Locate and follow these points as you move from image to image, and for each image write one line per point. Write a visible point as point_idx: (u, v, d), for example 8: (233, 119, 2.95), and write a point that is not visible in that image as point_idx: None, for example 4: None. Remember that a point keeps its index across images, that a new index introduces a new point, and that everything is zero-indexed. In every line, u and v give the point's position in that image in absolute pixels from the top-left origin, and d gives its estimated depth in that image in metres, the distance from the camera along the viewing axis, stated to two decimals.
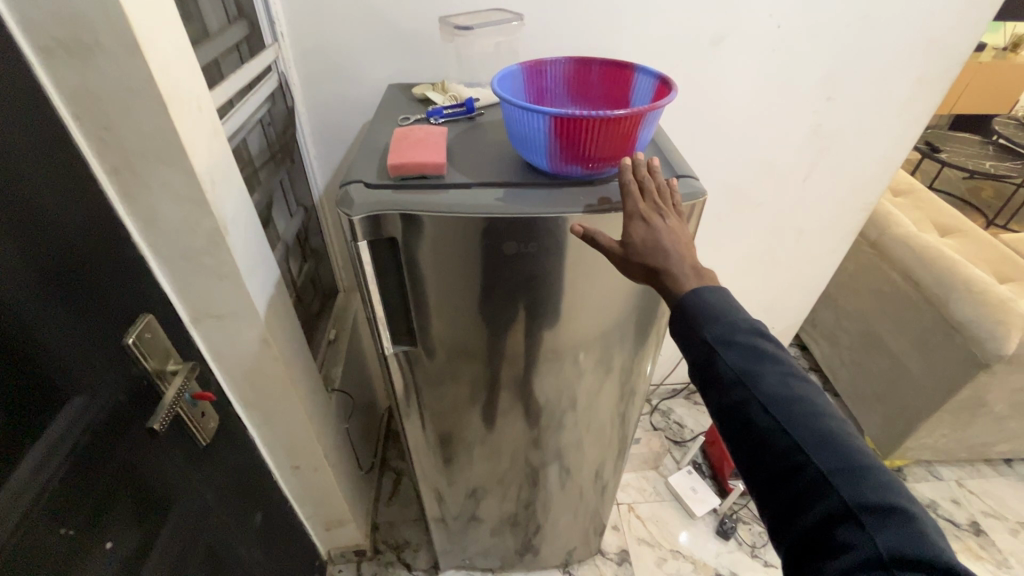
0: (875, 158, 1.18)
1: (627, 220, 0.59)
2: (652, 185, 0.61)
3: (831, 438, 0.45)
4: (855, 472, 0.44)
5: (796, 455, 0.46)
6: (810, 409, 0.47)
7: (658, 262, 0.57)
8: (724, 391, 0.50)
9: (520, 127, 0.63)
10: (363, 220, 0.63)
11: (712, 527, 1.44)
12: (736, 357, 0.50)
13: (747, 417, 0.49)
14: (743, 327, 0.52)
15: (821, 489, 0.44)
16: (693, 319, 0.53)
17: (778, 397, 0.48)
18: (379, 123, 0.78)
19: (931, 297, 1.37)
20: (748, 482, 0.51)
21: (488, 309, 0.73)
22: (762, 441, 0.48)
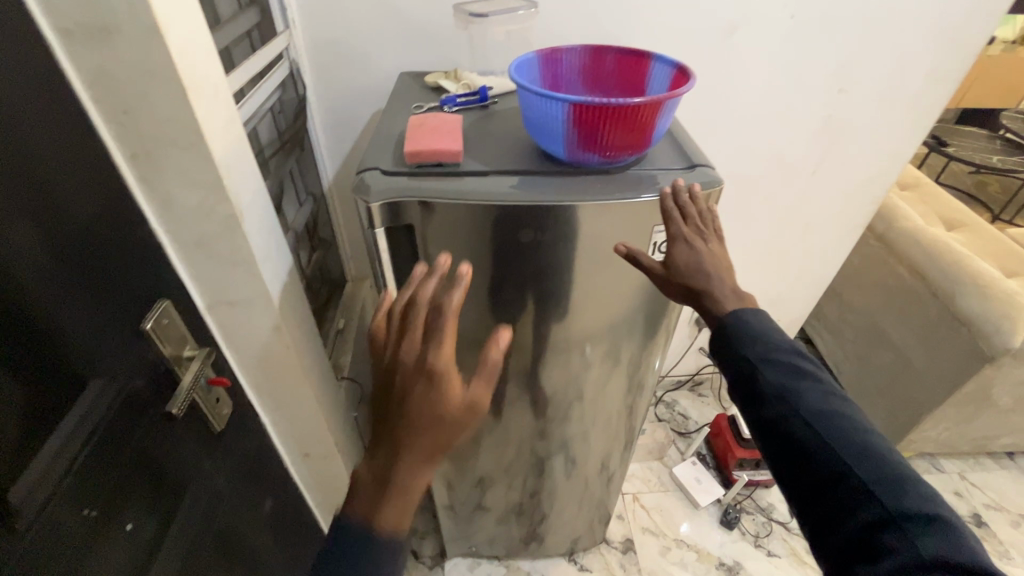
0: (887, 150, 1.18)
1: (672, 243, 0.63)
2: (695, 210, 0.63)
3: (871, 451, 0.47)
4: (898, 484, 0.44)
5: (837, 465, 0.47)
6: (848, 422, 0.49)
7: (700, 284, 0.60)
8: (765, 406, 0.52)
9: (538, 115, 0.62)
10: (380, 206, 0.63)
11: (715, 517, 1.45)
12: (776, 373, 0.53)
13: (786, 429, 0.50)
14: (781, 346, 0.55)
15: (863, 499, 0.45)
16: (734, 338, 0.56)
17: (818, 411, 0.50)
18: (392, 111, 0.77)
19: (938, 290, 1.37)
20: (786, 498, 0.52)
21: (500, 298, 0.73)
22: (801, 453, 0.49)
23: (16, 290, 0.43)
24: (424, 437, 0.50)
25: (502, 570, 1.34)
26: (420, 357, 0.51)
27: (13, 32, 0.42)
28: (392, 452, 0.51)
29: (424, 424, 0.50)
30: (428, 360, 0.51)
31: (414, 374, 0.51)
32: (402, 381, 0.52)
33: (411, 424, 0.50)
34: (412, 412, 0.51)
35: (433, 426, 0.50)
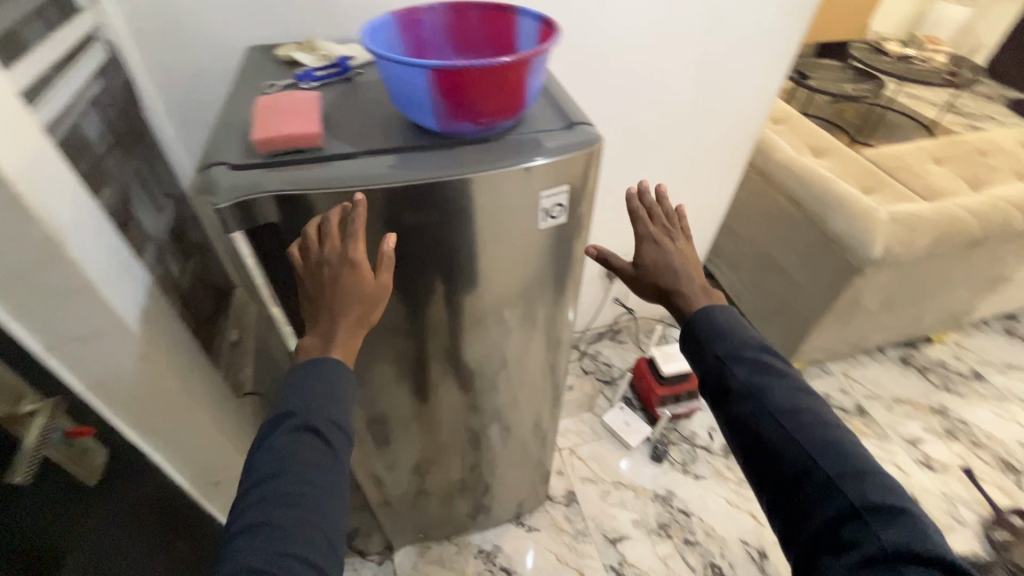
0: (756, 87, 1.24)
1: (641, 242, 0.73)
2: (660, 212, 0.74)
3: (833, 444, 0.56)
4: (858, 475, 0.54)
5: (805, 461, 0.56)
6: (813, 419, 0.58)
7: (667, 284, 0.71)
8: (738, 403, 0.62)
9: (400, 85, 0.57)
10: (232, 207, 0.55)
11: (646, 454, 1.54)
12: (748, 373, 0.63)
13: (758, 427, 0.60)
14: (751, 346, 0.64)
15: (827, 491, 0.54)
16: (704, 338, 0.67)
17: (786, 408, 0.59)
18: (238, 93, 0.68)
19: (811, 214, 1.51)
20: (761, 491, 0.62)
21: (397, 286, 0.68)
22: (772, 448, 0.59)
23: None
24: (351, 310, 0.56)
25: (453, 548, 1.34)
26: (340, 253, 0.56)
27: None
28: (327, 327, 0.57)
29: (349, 299, 0.56)
30: (347, 251, 0.56)
31: (333, 265, 0.56)
32: (324, 275, 0.56)
33: (337, 305, 0.56)
34: (339, 293, 0.56)
35: (356, 301, 0.56)
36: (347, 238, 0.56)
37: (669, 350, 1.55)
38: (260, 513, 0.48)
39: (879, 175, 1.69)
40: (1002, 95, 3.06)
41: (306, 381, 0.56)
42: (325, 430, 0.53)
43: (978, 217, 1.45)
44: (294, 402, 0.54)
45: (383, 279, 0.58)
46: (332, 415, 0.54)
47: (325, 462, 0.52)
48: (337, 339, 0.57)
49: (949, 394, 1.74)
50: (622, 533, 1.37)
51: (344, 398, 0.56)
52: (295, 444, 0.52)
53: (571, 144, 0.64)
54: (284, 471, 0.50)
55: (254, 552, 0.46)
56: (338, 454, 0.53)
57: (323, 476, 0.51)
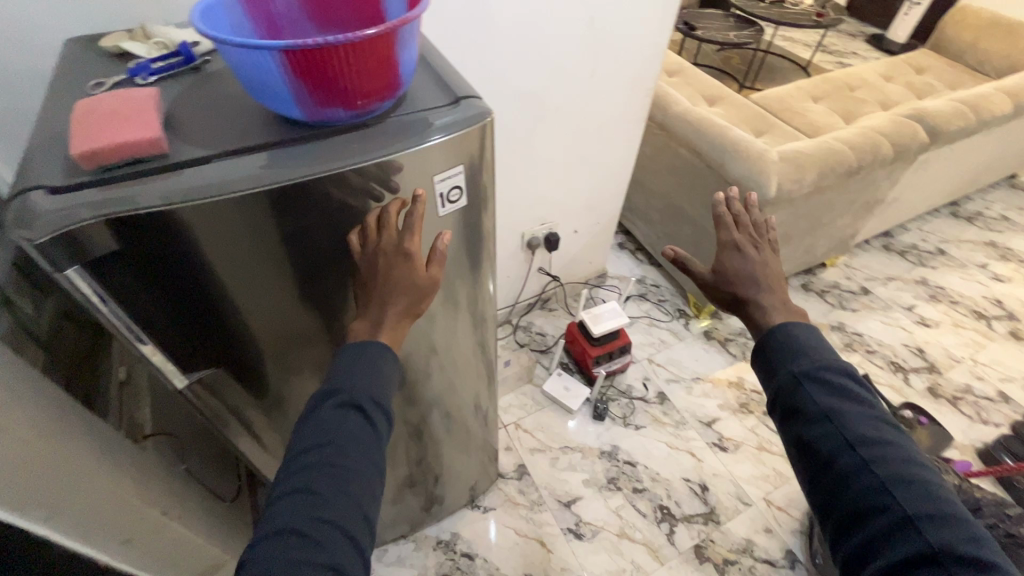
0: (646, 40, 1.24)
1: (724, 248, 0.77)
2: (748, 220, 0.79)
3: (916, 483, 0.55)
4: (943, 517, 0.53)
5: (881, 495, 0.55)
6: (897, 457, 0.57)
7: (744, 291, 0.74)
8: (812, 424, 0.62)
9: (251, 72, 0.49)
10: (61, 238, 0.46)
11: (589, 415, 1.58)
12: (827, 398, 0.62)
13: (832, 452, 0.59)
14: (836, 373, 0.64)
15: (903, 526, 0.53)
16: (780, 355, 0.67)
17: (867, 438, 0.59)
18: (55, 98, 0.57)
19: (711, 161, 1.57)
20: (824, 522, 0.60)
21: (290, 298, 0.62)
22: (845, 476, 0.58)
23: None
24: (401, 300, 0.58)
25: (411, 545, 1.31)
26: (396, 245, 0.58)
27: None
28: (377, 312, 0.58)
29: (403, 289, 0.58)
30: (405, 241, 0.58)
31: (392, 254, 0.58)
32: (379, 263, 0.57)
33: (389, 292, 0.57)
34: (392, 282, 0.57)
35: (410, 290, 0.58)
36: (404, 229, 0.58)
37: (596, 311, 1.55)
38: (303, 479, 0.49)
39: (766, 117, 1.79)
40: (863, 32, 3.33)
41: (358, 358, 0.56)
42: (368, 409, 0.54)
43: (854, 147, 1.58)
44: (340, 379, 0.55)
45: (433, 273, 0.61)
46: (374, 394, 0.55)
47: (364, 440, 0.52)
48: (388, 326, 0.58)
49: (845, 311, 1.92)
50: (575, 495, 1.41)
51: (388, 380, 0.57)
52: (341, 418, 0.52)
53: (459, 120, 0.59)
54: (324, 444, 0.51)
55: (292, 517, 0.47)
56: (376, 433, 0.54)
57: (360, 452, 0.51)
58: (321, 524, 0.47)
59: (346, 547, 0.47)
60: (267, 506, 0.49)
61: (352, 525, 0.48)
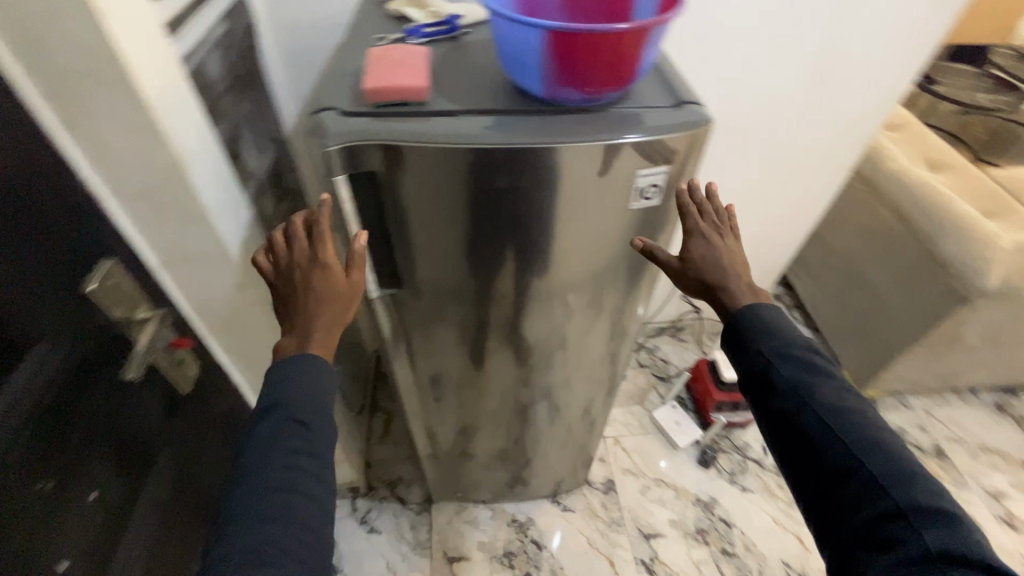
0: (882, 83, 1.13)
1: (688, 237, 0.69)
2: (712, 208, 0.69)
3: (877, 442, 0.55)
4: (902, 474, 0.52)
5: (849, 460, 0.54)
6: (859, 419, 0.56)
7: (711, 280, 0.68)
8: (780, 398, 0.60)
9: (512, 44, 0.56)
10: (340, 150, 0.57)
11: (693, 457, 1.50)
12: (793, 370, 0.60)
13: (800, 421, 0.58)
14: (798, 345, 0.62)
15: (870, 489, 0.53)
16: (746, 335, 0.64)
17: (830, 406, 0.57)
18: (350, 44, 0.70)
19: (918, 232, 1.37)
20: (796, 486, 0.60)
21: (473, 252, 0.69)
22: (813, 443, 0.57)
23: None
24: (326, 309, 0.58)
25: (488, 513, 1.37)
26: (310, 255, 0.60)
27: None
28: (305, 326, 0.58)
29: (323, 297, 0.58)
30: (318, 252, 0.59)
31: (305, 268, 0.59)
32: (296, 277, 0.59)
33: (310, 305, 0.58)
34: (310, 291, 0.58)
35: (328, 300, 0.58)
36: (315, 242, 0.60)
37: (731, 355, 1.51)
38: (249, 503, 0.49)
39: (1006, 198, 1.51)
40: None
41: (291, 375, 0.56)
42: (304, 417, 0.54)
43: None
44: (272, 396, 0.55)
45: (355, 278, 0.61)
46: (310, 404, 0.55)
47: (306, 452, 0.53)
48: (314, 335, 0.58)
49: None
50: (656, 531, 1.35)
51: (328, 387, 0.57)
52: (278, 435, 0.52)
53: (675, 123, 0.61)
54: (266, 465, 0.51)
55: (239, 538, 0.48)
56: (322, 440, 0.54)
57: (304, 464, 0.52)
58: (268, 543, 0.48)
59: (303, 558, 0.49)
60: (215, 536, 0.50)
61: (310, 530, 0.50)
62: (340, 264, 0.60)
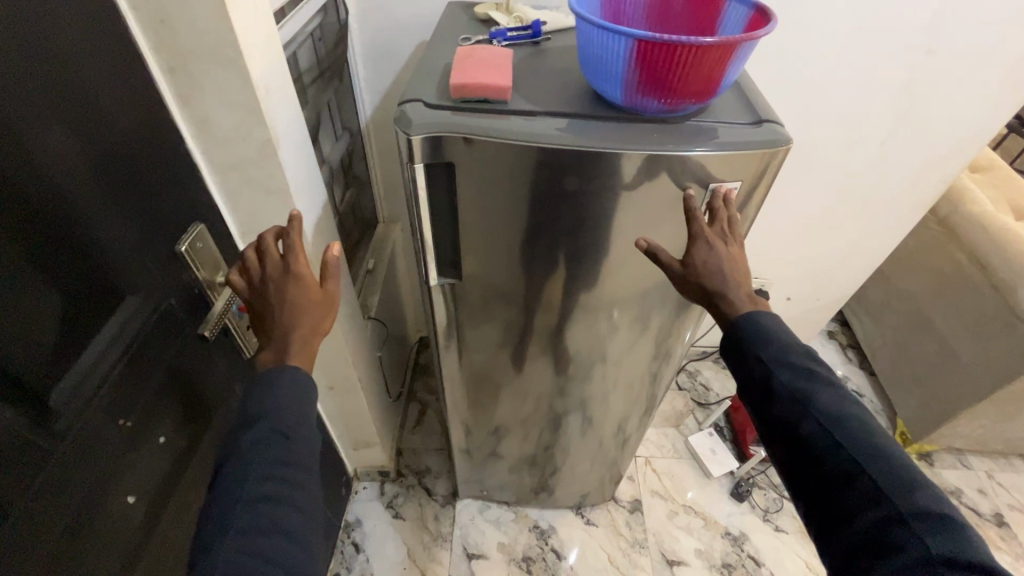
0: (970, 123, 1.07)
1: (692, 241, 0.62)
2: (724, 214, 0.63)
3: (882, 450, 0.49)
4: (907, 485, 0.47)
5: (849, 465, 0.49)
6: (861, 423, 0.51)
7: (711, 288, 0.61)
8: (778, 404, 0.55)
9: (597, 50, 0.58)
10: (420, 140, 0.60)
11: (726, 489, 1.45)
12: (792, 376, 0.55)
13: (800, 429, 0.53)
14: (796, 349, 0.57)
15: (871, 501, 0.47)
16: (743, 339, 0.59)
17: (831, 412, 0.52)
18: (437, 43, 0.73)
19: (998, 282, 1.28)
20: (796, 495, 0.55)
21: (530, 253, 0.70)
22: (812, 450, 0.52)
23: (36, 182, 0.42)
24: (303, 320, 0.54)
25: (510, 515, 1.38)
26: (283, 269, 0.56)
27: None
28: (280, 340, 0.53)
29: (299, 310, 0.55)
30: (290, 265, 0.56)
31: (278, 282, 0.55)
32: (270, 292, 0.55)
33: (286, 319, 0.54)
34: (284, 305, 0.54)
35: (306, 311, 0.55)
36: (288, 255, 0.56)
37: None
38: (228, 518, 0.44)
39: None
40: None
41: (271, 386, 0.51)
42: (288, 427, 0.49)
43: None
44: (253, 409, 0.50)
45: (330, 288, 0.58)
46: (293, 414, 0.50)
47: (290, 462, 0.48)
48: (295, 346, 0.53)
49: None
50: (681, 558, 1.31)
51: (312, 400, 0.52)
52: (260, 446, 0.48)
53: (753, 139, 0.60)
54: (247, 480, 0.46)
55: (220, 556, 0.43)
56: (304, 450, 0.50)
57: (290, 474, 0.48)
58: (255, 556, 0.43)
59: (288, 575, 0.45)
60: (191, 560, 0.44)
61: (297, 543, 0.46)
62: (314, 275, 0.57)
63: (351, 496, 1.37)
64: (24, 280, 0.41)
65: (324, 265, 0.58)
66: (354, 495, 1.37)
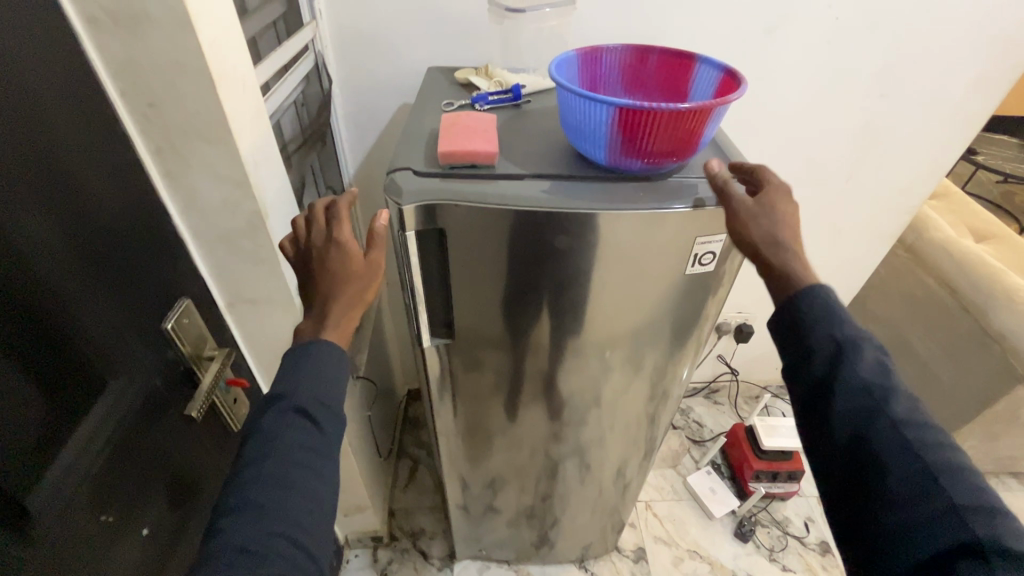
0: (925, 159, 1.14)
1: (768, 191, 0.60)
2: None
3: (963, 473, 0.43)
4: (991, 513, 0.41)
5: (924, 480, 0.43)
6: (938, 436, 0.45)
7: (785, 238, 0.56)
8: (848, 395, 0.47)
9: (580, 117, 0.60)
10: (412, 207, 0.60)
11: (729, 529, 1.42)
12: (867, 368, 0.48)
13: (870, 430, 0.46)
14: (869, 339, 0.50)
15: (944, 524, 0.42)
16: (812, 317, 0.51)
17: (908, 418, 0.46)
18: (421, 108, 0.76)
19: (969, 305, 1.32)
20: (840, 501, 0.48)
21: (523, 308, 0.70)
22: (880, 456, 0.45)
23: (16, 270, 0.40)
24: (340, 291, 0.51)
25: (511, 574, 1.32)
26: (326, 237, 0.54)
27: (41, 31, 0.42)
28: (318, 310, 0.51)
29: (338, 278, 0.52)
30: (333, 233, 0.54)
31: (320, 249, 0.54)
32: (312, 259, 0.53)
33: (325, 287, 0.51)
34: (325, 273, 0.52)
35: (346, 281, 0.52)
36: (334, 222, 0.55)
37: (772, 423, 1.44)
38: (244, 494, 0.42)
39: None
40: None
41: (299, 361, 0.48)
42: (313, 409, 0.47)
43: None
44: (279, 384, 0.47)
45: (373, 259, 0.54)
46: (319, 395, 0.47)
47: (311, 446, 0.45)
48: (331, 320, 0.51)
49: None
50: None
51: (337, 379, 0.49)
52: (279, 426, 0.45)
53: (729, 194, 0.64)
54: (264, 459, 0.44)
55: (236, 533, 0.41)
56: (329, 436, 0.47)
57: (312, 458, 0.45)
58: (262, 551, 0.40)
59: (302, 565, 0.42)
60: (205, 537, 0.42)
61: (312, 539, 0.43)
62: (357, 244, 0.54)
63: (342, 566, 1.29)
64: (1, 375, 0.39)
65: (369, 234, 0.53)
66: (345, 565, 1.29)
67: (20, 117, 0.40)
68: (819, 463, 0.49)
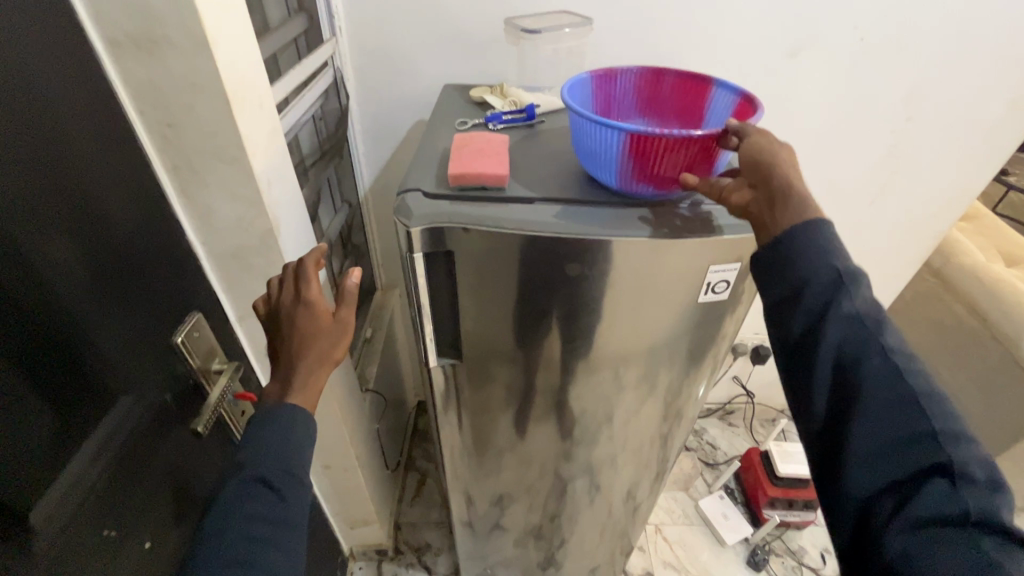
0: (955, 183, 1.10)
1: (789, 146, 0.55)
2: None
3: (941, 399, 0.42)
4: (962, 437, 0.40)
5: (905, 404, 0.42)
6: (923, 367, 0.44)
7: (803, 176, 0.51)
8: (840, 323, 0.45)
9: (591, 140, 0.60)
10: (421, 230, 0.60)
11: (742, 557, 1.38)
12: (864, 301, 0.45)
13: (858, 357, 0.44)
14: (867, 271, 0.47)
15: (915, 444, 0.41)
16: (812, 245, 0.47)
17: (898, 347, 0.44)
18: (435, 126, 0.76)
19: (999, 333, 1.27)
20: (815, 425, 0.46)
21: (531, 329, 0.70)
22: (867, 381, 0.43)
23: (31, 282, 0.41)
24: (307, 353, 0.51)
25: None
26: (295, 295, 0.53)
27: (66, 54, 0.43)
28: (285, 373, 0.51)
29: (307, 341, 0.51)
30: (301, 290, 0.53)
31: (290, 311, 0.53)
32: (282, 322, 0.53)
33: (293, 350, 0.51)
34: (292, 336, 0.51)
35: (314, 341, 0.52)
36: (302, 282, 0.53)
37: (788, 448, 1.40)
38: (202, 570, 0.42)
39: None
40: None
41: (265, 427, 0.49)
42: (275, 478, 0.46)
43: None
44: (244, 452, 0.47)
45: (343, 316, 0.54)
46: (285, 463, 0.47)
47: (271, 517, 0.45)
48: (297, 381, 0.51)
49: None
50: None
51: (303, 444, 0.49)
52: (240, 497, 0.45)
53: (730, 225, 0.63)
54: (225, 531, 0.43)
55: None
56: (294, 507, 0.47)
57: (269, 531, 0.44)
58: None
59: None
60: None
61: None
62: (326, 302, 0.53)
63: None
64: (14, 393, 0.40)
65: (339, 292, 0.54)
66: None
67: (41, 144, 0.41)
68: (798, 389, 0.47)
